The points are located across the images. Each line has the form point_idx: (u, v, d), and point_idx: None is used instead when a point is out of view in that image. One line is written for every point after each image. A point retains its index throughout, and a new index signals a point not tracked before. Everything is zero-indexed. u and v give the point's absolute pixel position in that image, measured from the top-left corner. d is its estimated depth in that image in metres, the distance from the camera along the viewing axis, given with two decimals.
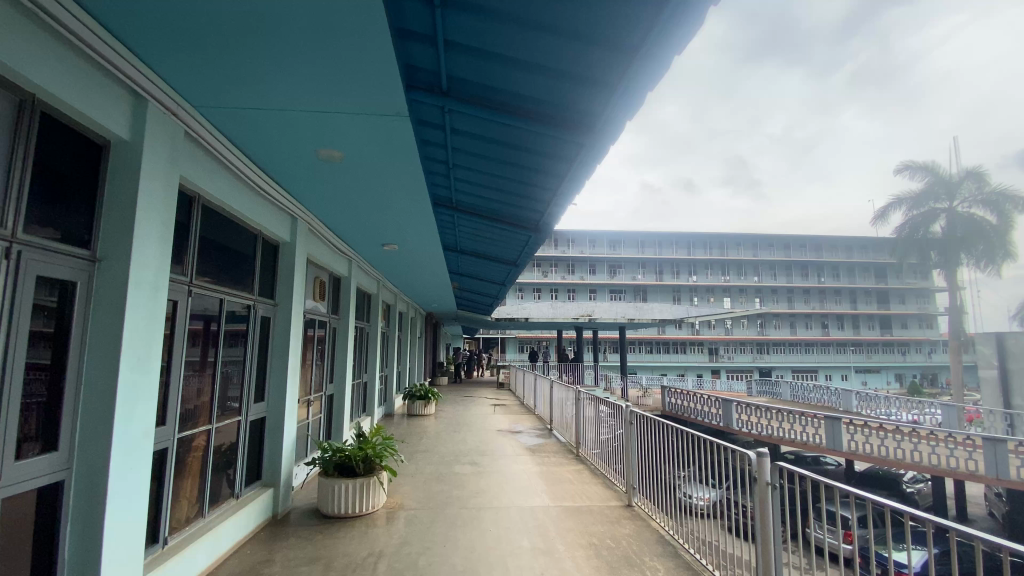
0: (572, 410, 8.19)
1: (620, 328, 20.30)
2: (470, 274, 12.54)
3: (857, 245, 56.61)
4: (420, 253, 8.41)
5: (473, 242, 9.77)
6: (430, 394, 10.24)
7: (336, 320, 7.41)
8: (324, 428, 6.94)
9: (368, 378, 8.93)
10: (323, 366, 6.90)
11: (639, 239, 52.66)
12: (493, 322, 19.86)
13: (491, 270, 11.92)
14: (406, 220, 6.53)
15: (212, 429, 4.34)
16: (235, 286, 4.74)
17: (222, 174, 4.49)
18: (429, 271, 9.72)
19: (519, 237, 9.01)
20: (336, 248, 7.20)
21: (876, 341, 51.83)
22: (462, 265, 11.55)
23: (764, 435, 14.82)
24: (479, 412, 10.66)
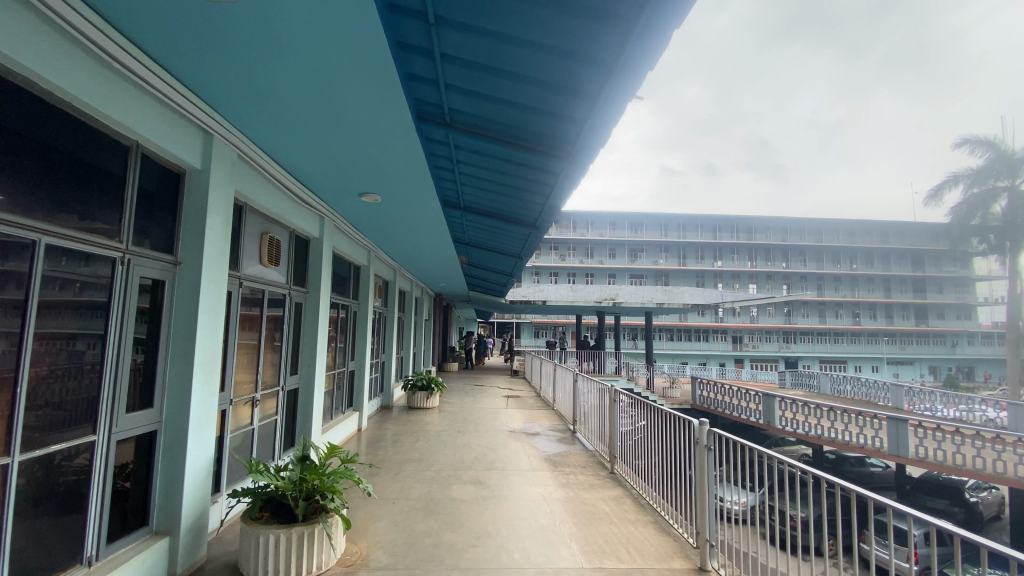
0: (592, 404, 6.77)
1: (647, 313, 18.60)
2: (479, 244, 10.77)
3: (894, 230, 53.47)
4: (417, 221, 6.83)
5: (481, 199, 7.95)
6: (433, 384, 8.83)
7: (298, 293, 5.89)
8: (280, 430, 5.51)
9: (355, 367, 7.49)
10: (279, 352, 5.47)
11: (662, 222, 50.38)
12: (508, 305, 18.37)
13: (503, 240, 10.11)
14: (387, 164, 4.73)
15: (18, 461, 2.69)
16: (85, 230, 3.07)
17: (24, 16, 2.47)
18: (432, 243, 8.13)
19: (541, 189, 7.16)
20: (300, 202, 5.64)
21: (910, 332, 49.08)
22: (471, 234, 9.77)
23: (808, 436, 13.18)
24: (489, 406, 9.24)
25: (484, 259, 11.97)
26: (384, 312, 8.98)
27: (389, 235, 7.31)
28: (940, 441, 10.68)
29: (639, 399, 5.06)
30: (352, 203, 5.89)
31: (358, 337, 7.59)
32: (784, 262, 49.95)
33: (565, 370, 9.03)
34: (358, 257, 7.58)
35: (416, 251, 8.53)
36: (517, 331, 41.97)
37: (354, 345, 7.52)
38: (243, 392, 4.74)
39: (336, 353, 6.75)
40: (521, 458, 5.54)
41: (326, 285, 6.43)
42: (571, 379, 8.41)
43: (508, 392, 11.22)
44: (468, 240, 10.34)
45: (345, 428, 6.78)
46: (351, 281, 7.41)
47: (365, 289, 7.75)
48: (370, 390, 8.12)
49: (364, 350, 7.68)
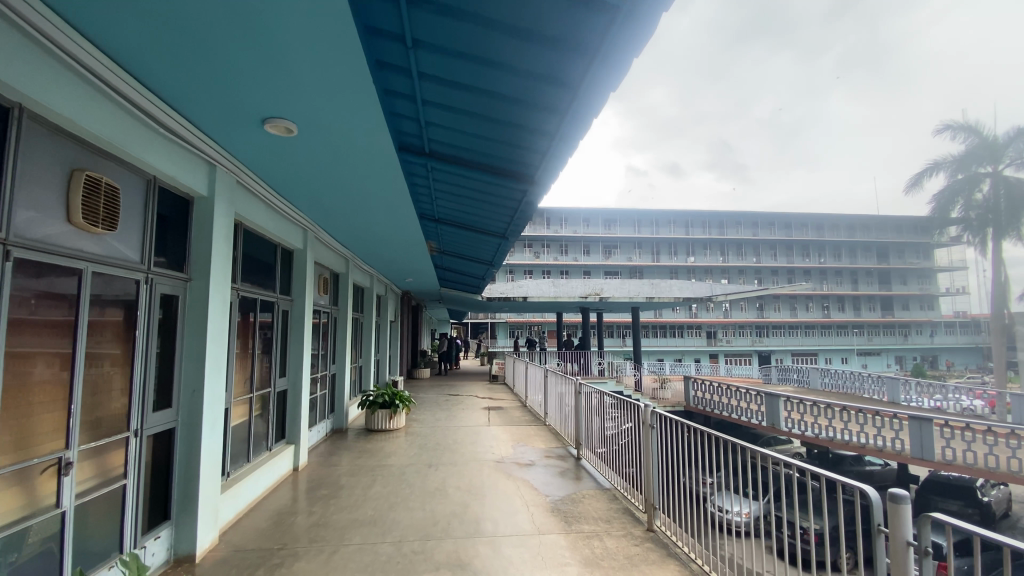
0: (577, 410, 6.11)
1: (634, 309, 17.14)
2: (454, 221, 7.76)
3: (861, 224, 54.22)
4: (367, 176, 4.43)
5: (455, 143, 5.01)
6: (398, 400, 7.11)
7: (161, 279, 3.52)
8: (142, 511, 3.29)
9: (290, 386, 5.38)
10: (129, 384, 3.23)
11: (636, 218, 49.58)
12: (484, 303, 16.69)
13: (483, 210, 7.10)
14: (281, 39, 2.47)
15: None
16: None
17: None
18: (393, 226, 6.30)
19: (546, 114, 4.30)
20: (170, 137, 3.38)
21: (878, 323, 49.75)
22: (441, 203, 6.81)
23: (809, 437, 11.92)
24: (467, 423, 7.59)
25: (456, 242, 8.96)
26: (331, 312, 6.89)
27: (328, 210, 5.34)
28: (969, 442, 9.45)
29: (624, 399, 4.60)
30: (258, 141, 3.66)
31: (292, 344, 5.44)
32: (756, 256, 49.94)
33: (558, 378, 7.33)
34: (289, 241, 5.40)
35: (374, 238, 6.75)
36: (491, 333, 40.21)
37: (288, 353, 5.38)
38: (50, 452, 2.63)
39: (254, 368, 4.63)
40: (518, 512, 3.91)
41: (223, 269, 4.02)
42: (569, 392, 6.63)
43: (489, 403, 9.53)
44: (437, 214, 7.34)
45: (274, 470, 4.78)
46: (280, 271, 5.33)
47: (302, 281, 5.61)
48: (317, 412, 6.28)
49: (307, 362, 5.57)
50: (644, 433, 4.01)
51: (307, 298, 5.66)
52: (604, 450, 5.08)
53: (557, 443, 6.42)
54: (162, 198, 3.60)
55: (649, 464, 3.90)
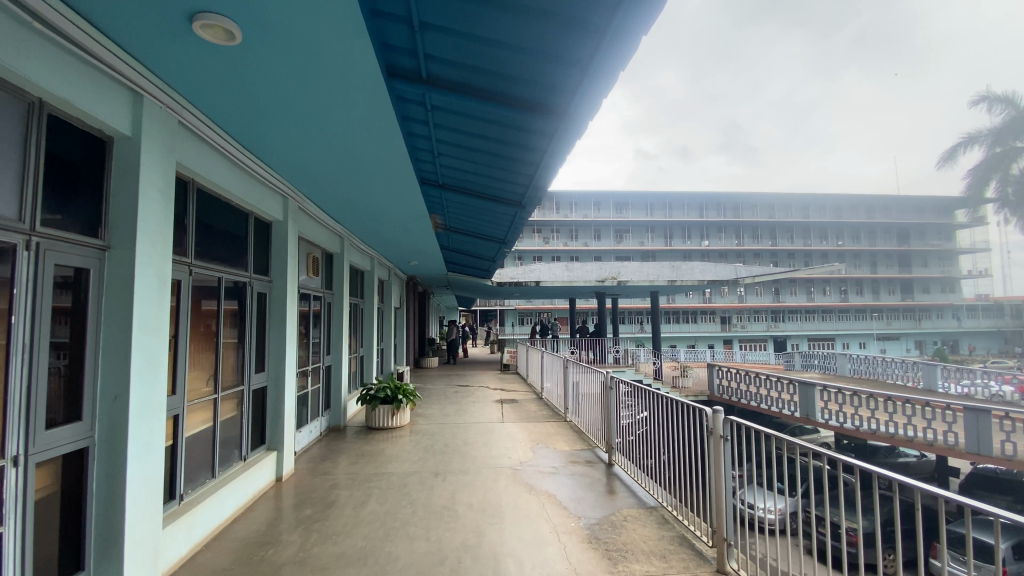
0: (604, 407, 5.36)
1: (652, 293, 16.20)
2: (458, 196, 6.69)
3: (880, 205, 52.49)
4: (344, 118, 3.50)
5: (455, 73, 3.78)
6: (401, 394, 6.28)
7: (56, 245, 2.62)
8: (26, 562, 2.42)
9: (268, 382, 4.60)
10: (3, 391, 2.35)
11: (648, 201, 48.17)
12: (495, 288, 15.81)
13: (494, 179, 5.99)
14: None
15: None
16: None
17: None
18: (391, 198, 5.42)
19: (584, 31, 3.16)
20: (58, 42, 2.46)
21: (898, 307, 48.25)
22: (444, 169, 5.74)
23: (847, 429, 10.90)
24: (479, 419, 6.79)
25: (462, 221, 7.89)
26: (325, 295, 6.08)
27: (307, 171, 4.46)
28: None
29: (671, 400, 3.86)
30: (188, 57, 2.75)
31: (269, 332, 4.63)
32: (773, 239, 48.46)
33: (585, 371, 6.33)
34: (260, 211, 4.55)
35: (371, 213, 5.89)
36: (500, 319, 39.45)
37: (264, 344, 4.58)
38: None
39: (217, 362, 3.81)
40: (547, 543, 3.12)
41: (153, 238, 3.10)
42: (601, 388, 5.63)
43: (501, 395, 8.70)
44: (440, 185, 6.28)
45: (249, 484, 4.00)
46: (253, 248, 4.51)
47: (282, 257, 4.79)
48: (308, 411, 5.49)
49: (291, 353, 4.77)
50: (711, 445, 3.23)
51: (289, 278, 4.84)
52: (651, 461, 4.19)
53: (584, 446, 5.48)
54: (57, 135, 2.70)
55: (719, 484, 3.11)
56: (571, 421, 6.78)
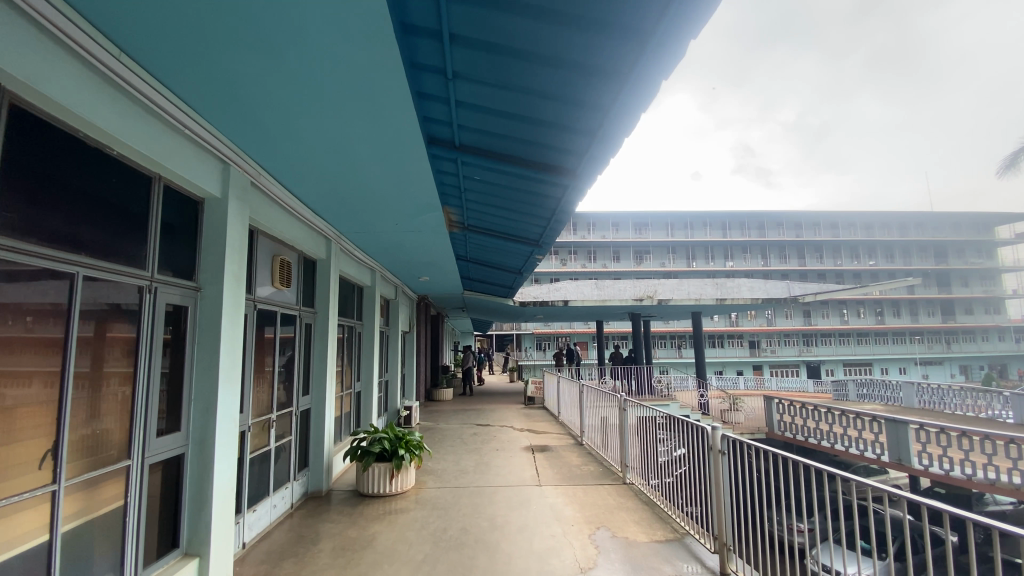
0: (700, 474, 3.59)
1: (694, 313, 14.42)
2: (486, 163, 4.32)
3: (914, 222, 50.03)
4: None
5: None
6: (406, 448, 4.62)
7: None
8: None
9: (190, 445, 2.79)
10: None
11: (668, 221, 46.37)
12: (516, 309, 14.18)
13: (552, 120, 3.54)
14: None
15: None
16: None
17: None
18: (393, 186, 3.81)
19: None
20: None
21: (939, 329, 45.38)
22: (466, 109, 3.41)
23: (950, 479, 8.55)
24: (507, 479, 5.08)
25: (487, 216, 5.55)
26: (303, 313, 4.45)
27: (258, 123, 2.66)
28: None
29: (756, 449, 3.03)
30: None
31: (194, 366, 2.81)
32: (802, 258, 46.18)
33: (658, 416, 4.52)
34: (192, 185, 2.77)
35: (370, 211, 4.32)
36: (517, 345, 37.67)
37: (186, 385, 2.78)
38: None
39: (60, 427, 2.03)
40: None
41: None
42: (695, 448, 3.78)
43: (532, 440, 6.98)
44: (459, 143, 3.96)
45: None
46: (171, 238, 2.73)
47: (232, 252, 2.96)
48: (270, 475, 3.85)
49: (236, 400, 2.99)
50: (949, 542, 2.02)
51: (238, 285, 3.03)
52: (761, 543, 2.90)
53: (670, 536, 3.66)
54: None
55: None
56: (634, 486, 4.84)
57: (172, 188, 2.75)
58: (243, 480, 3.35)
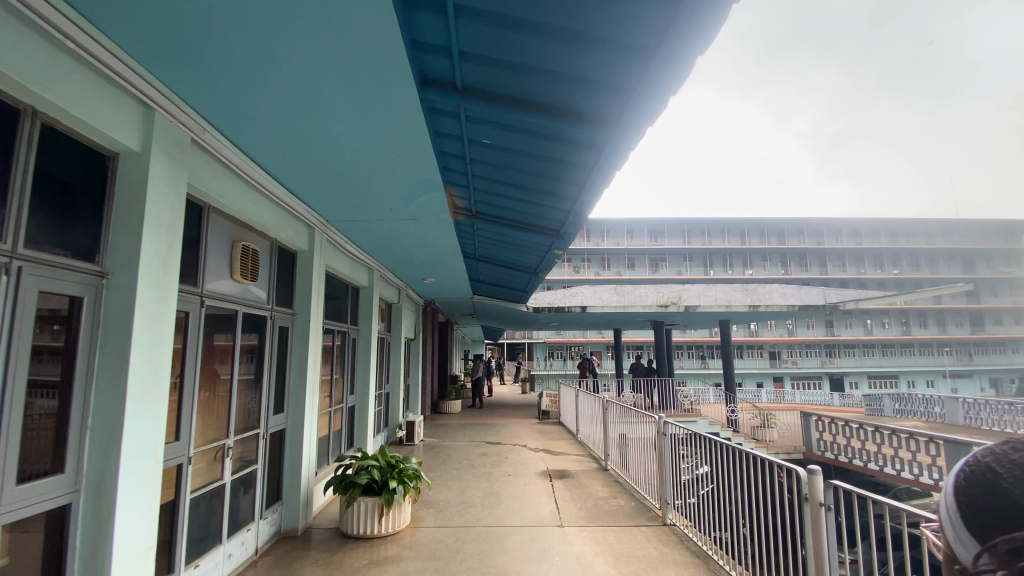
0: (786, 527, 2.71)
1: (721, 321, 13.48)
2: (504, 140, 2.98)
3: (940, 229, 48.30)
4: None
5: None
6: (402, 480, 3.80)
7: None
8: None
9: (83, 492, 2.01)
10: None
11: (684, 228, 45.20)
12: (530, 316, 13.33)
13: (619, 36, 1.96)
14: None
15: None
16: None
17: None
18: (382, 160, 3.03)
19: None
20: None
21: (968, 340, 43.51)
22: (467, 21, 1.91)
23: None
24: (522, 515, 4.22)
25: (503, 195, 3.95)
26: (276, 315, 3.68)
27: (181, 45, 1.92)
28: None
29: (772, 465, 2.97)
30: None
31: (95, 382, 2.05)
32: (823, 266, 44.73)
33: (714, 444, 3.62)
34: (96, 133, 2.04)
35: (358, 195, 3.55)
36: (529, 355, 36.63)
37: (83, 406, 2.02)
38: None
39: None
40: None
41: None
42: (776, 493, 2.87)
43: (549, 463, 6.13)
44: (465, 116, 2.67)
45: None
46: (66, 206, 1.99)
47: (154, 229, 2.19)
48: (223, 516, 3.05)
49: (158, 429, 2.22)
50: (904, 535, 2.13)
51: (164, 274, 2.25)
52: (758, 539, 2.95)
53: None
54: None
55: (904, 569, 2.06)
56: (678, 528, 3.98)
57: (70, 136, 2.02)
58: (173, 530, 2.57)
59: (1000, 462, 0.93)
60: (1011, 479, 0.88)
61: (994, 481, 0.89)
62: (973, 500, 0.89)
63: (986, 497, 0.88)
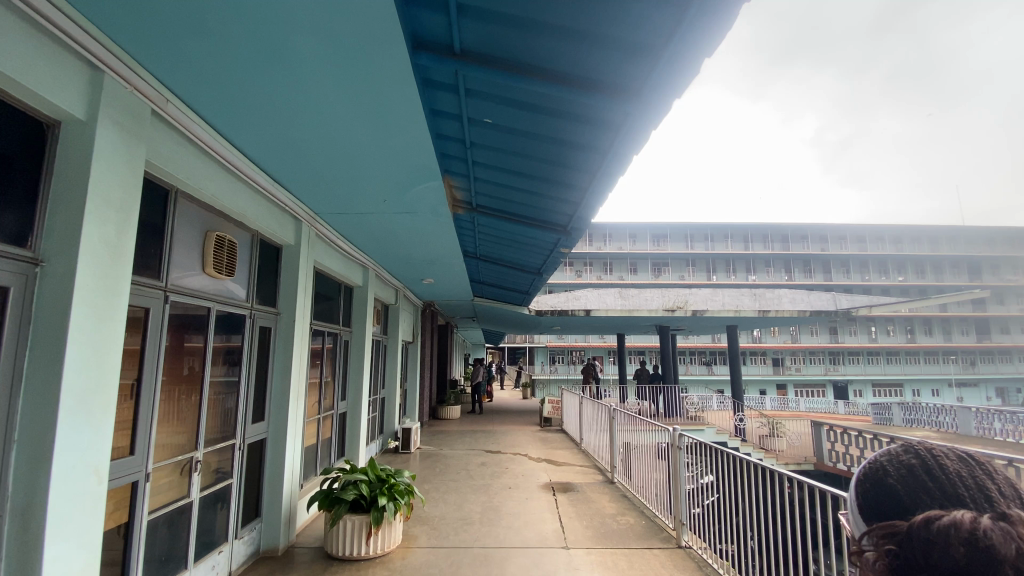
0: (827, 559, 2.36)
1: (728, 326, 13.13)
2: (509, 119, 2.65)
3: (945, 236, 47.90)
4: None
5: None
6: (394, 497, 3.48)
7: None
8: None
9: (7, 517, 1.69)
10: None
11: (688, 233, 44.83)
12: (532, 320, 13.00)
13: None
14: None
15: None
16: None
17: None
18: (371, 143, 2.73)
19: None
20: None
21: (974, 349, 42.99)
22: None
23: None
24: (524, 534, 3.89)
25: (509, 186, 3.63)
26: (256, 314, 3.37)
27: None
28: None
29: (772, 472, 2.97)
30: None
31: (25, 386, 1.74)
32: (827, 273, 44.35)
33: (735, 459, 3.27)
34: (29, 97, 1.73)
35: (348, 183, 3.25)
36: (530, 360, 36.22)
37: (8, 416, 1.70)
38: None
39: None
40: None
41: None
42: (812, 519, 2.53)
43: (551, 475, 5.79)
44: (464, 88, 2.35)
45: None
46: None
47: (101, 210, 1.89)
48: (192, 537, 2.73)
49: (101, 441, 1.91)
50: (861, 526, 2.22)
51: (113, 262, 1.95)
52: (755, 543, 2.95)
53: None
54: None
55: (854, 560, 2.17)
56: (694, 551, 3.62)
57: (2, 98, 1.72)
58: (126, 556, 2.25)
59: (894, 461, 1.07)
60: (896, 475, 1.02)
61: (882, 478, 1.04)
62: (867, 495, 1.04)
63: (875, 493, 1.03)
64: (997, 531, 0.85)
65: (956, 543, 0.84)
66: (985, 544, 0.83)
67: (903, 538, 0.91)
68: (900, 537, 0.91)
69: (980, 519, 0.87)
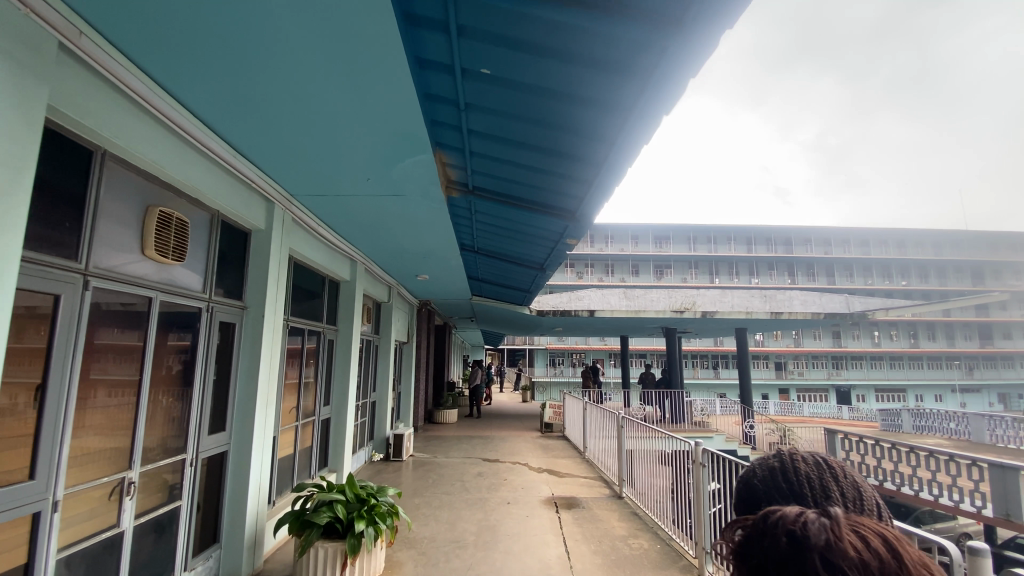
0: None
1: (737, 329, 12.63)
2: (512, 68, 2.19)
3: (951, 241, 47.39)
4: None
5: None
6: (374, 521, 3.02)
7: None
8: None
9: None
10: None
11: (692, 234, 44.25)
12: (533, 321, 12.51)
13: None
14: None
15: None
16: None
17: None
18: (344, 105, 2.29)
19: None
20: None
21: (979, 354, 42.44)
22: None
23: None
24: (524, 562, 3.40)
25: (514, 161, 3.17)
26: (215, 307, 2.90)
27: None
28: None
29: None
30: None
31: None
32: (831, 277, 43.82)
33: None
34: None
35: (322, 156, 2.80)
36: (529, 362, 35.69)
37: None
38: None
39: None
40: None
41: None
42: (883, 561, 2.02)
43: (553, 489, 5.30)
44: (457, 24, 1.89)
45: None
46: None
47: None
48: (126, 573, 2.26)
49: None
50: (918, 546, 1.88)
51: None
52: None
53: None
54: None
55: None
56: None
57: None
58: None
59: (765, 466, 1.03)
60: (759, 477, 0.99)
61: (749, 481, 1.00)
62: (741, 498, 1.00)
63: (742, 496, 0.99)
64: (817, 524, 0.78)
65: (780, 535, 0.79)
66: (803, 534, 0.77)
67: (749, 531, 0.87)
68: (744, 533, 0.87)
69: (806, 512, 0.81)
